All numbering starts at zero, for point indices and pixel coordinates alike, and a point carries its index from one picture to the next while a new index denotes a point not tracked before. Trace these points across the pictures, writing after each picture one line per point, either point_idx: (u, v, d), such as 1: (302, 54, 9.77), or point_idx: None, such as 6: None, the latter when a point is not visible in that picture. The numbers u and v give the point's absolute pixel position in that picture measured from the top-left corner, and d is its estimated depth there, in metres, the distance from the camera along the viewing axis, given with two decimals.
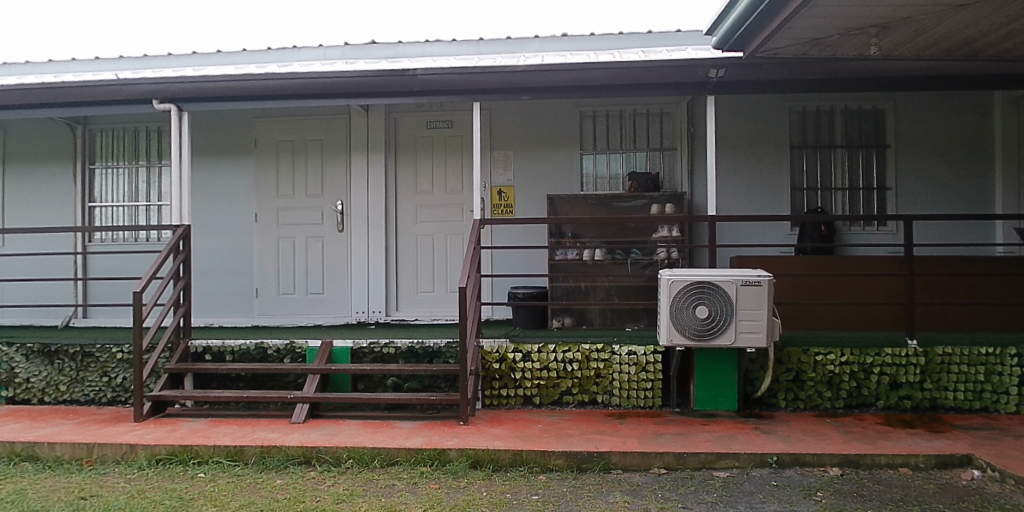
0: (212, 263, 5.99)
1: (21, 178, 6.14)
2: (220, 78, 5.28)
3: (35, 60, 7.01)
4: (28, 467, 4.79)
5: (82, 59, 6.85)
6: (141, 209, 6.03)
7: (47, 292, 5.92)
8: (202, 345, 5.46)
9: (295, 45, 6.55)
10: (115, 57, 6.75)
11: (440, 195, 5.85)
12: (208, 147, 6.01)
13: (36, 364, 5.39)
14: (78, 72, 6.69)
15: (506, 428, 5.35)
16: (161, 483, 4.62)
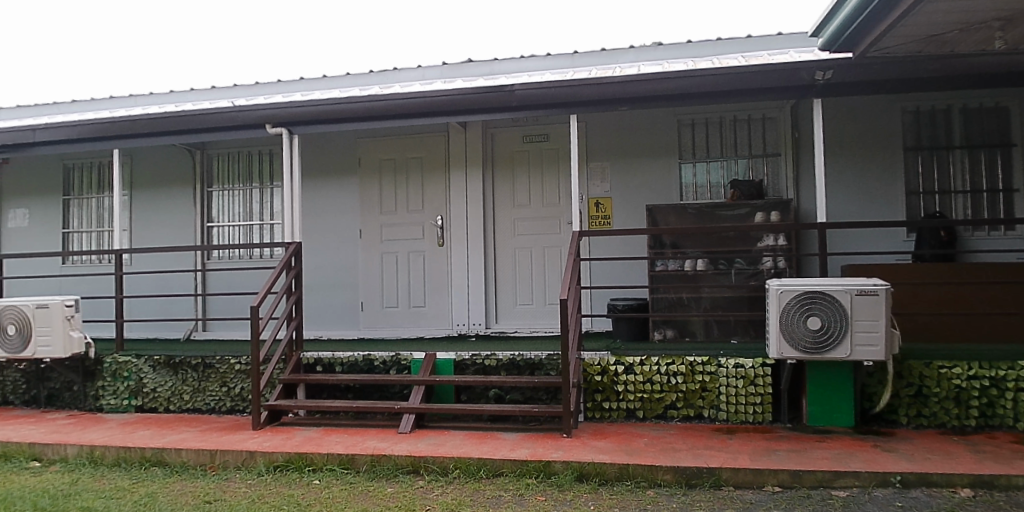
0: (321, 279, 6.23)
1: (147, 201, 6.55)
2: (328, 100, 5.45)
3: (158, 92, 7.56)
4: (158, 472, 5.06)
5: (200, 89, 7.34)
6: (255, 228, 6.33)
7: (171, 307, 6.29)
8: (313, 357, 5.67)
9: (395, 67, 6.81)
10: (229, 86, 7.19)
11: (538, 208, 5.85)
12: (317, 168, 6.28)
13: (162, 374, 5.59)
14: (197, 102, 7.17)
15: (611, 441, 5.27)
16: (279, 489, 4.81)
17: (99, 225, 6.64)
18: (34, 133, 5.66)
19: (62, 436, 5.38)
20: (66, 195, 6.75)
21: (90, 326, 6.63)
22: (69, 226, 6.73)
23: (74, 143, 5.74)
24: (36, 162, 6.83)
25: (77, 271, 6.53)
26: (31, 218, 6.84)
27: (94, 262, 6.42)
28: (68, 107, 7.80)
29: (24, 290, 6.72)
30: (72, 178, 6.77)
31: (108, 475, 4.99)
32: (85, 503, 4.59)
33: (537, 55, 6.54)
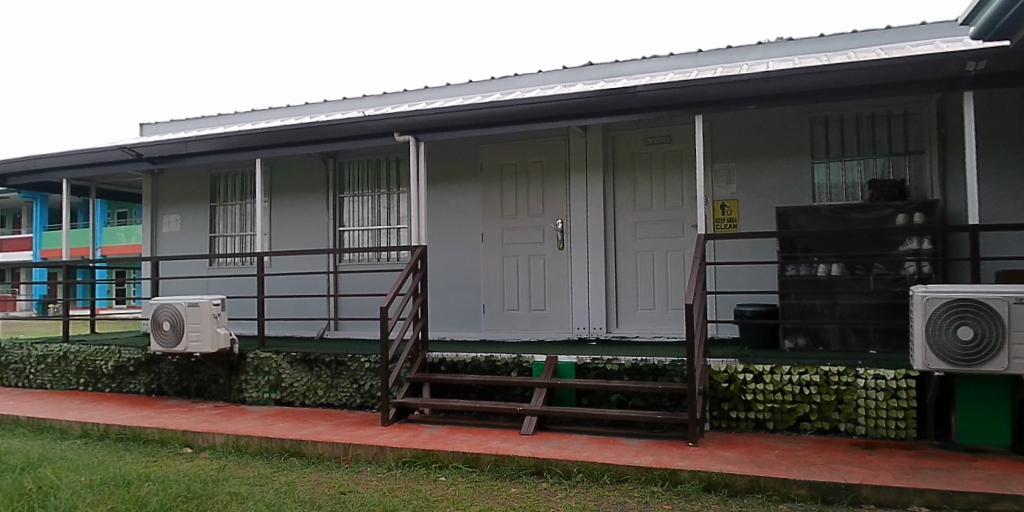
0: (444, 281, 6.42)
1: (284, 207, 6.97)
2: (453, 108, 5.58)
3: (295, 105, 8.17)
4: (296, 462, 5.33)
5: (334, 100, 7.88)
6: (382, 232, 6.58)
7: (306, 307, 6.65)
8: (438, 356, 5.86)
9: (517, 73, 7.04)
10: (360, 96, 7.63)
11: (660, 211, 5.77)
12: (441, 174, 6.49)
13: (299, 370, 5.88)
14: (332, 113, 7.72)
15: (739, 452, 5.11)
16: (407, 484, 4.97)
17: (242, 230, 7.14)
18: (186, 145, 6.06)
19: (211, 425, 5.71)
20: (213, 202, 7.29)
21: (234, 323, 7.13)
22: (215, 230, 7.27)
23: (221, 154, 6.12)
24: (187, 172, 7.42)
25: (223, 272, 7.03)
26: (182, 223, 7.44)
27: (238, 264, 6.89)
28: (214, 120, 8.48)
29: (176, 289, 7.33)
30: (218, 186, 7.31)
31: (252, 462, 5.29)
32: (233, 489, 4.92)
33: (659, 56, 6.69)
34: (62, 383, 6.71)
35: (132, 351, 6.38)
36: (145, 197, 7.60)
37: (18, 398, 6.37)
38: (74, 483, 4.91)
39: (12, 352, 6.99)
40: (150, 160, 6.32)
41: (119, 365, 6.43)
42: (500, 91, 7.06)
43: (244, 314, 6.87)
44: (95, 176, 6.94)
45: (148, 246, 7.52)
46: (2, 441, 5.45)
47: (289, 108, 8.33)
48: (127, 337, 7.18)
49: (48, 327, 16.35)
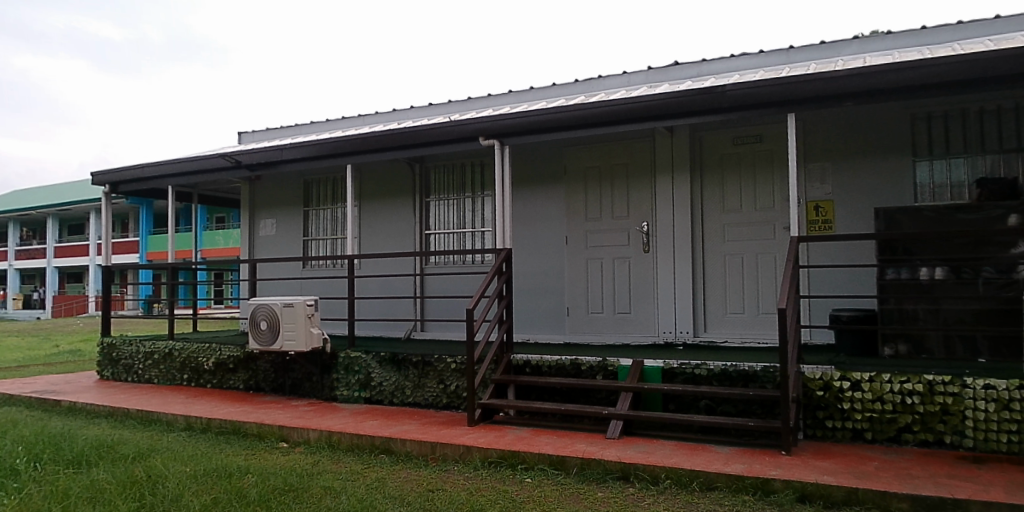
0: (530, 284, 6.54)
1: (372, 211, 7.19)
2: (539, 111, 5.62)
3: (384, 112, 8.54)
4: (386, 459, 5.46)
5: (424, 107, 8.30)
6: (467, 235, 6.67)
7: (393, 308, 6.85)
8: (523, 358, 5.94)
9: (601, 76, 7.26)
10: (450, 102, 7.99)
11: (749, 213, 5.70)
12: (525, 177, 6.61)
13: (387, 370, 6.02)
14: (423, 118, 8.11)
15: (836, 462, 4.93)
16: (494, 484, 5.02)
17: (333, 233, 7.38)
18: (282, 152, 6.35)
19: (304, 421, 5.91)
20: (307, 206, 7.58)
21: (325, 324, 7.39)
22: (308, 234, 7.55)
23: (314, 160, 6.36)
24: (280, 178, 7.76)
25: (314, 274, 7.28)
26: (278, 227, 7.77)
27: (329, 266, 7.13)
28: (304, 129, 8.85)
29: (272, 291, 7.68)
30: (311, 191, 7.59)
31: (343, 458, 5.45)
32: (327, 483, 5.09)
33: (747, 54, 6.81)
34: (168, 378, 7.12)
35: (231, 349, 6.70)
36: (243, 202, 7.95)
37: (129, 392, 6.80)
38: (179, 472, 5.17)
39: (122, 348, 7.46)
40: (248, 167, 6.63)
41: (220, 362, 6.76)
42: (585, 93, 7.34)
43: (336, 314, 7.12)
44: (196, 183, 7.34)
45: (245, 249, 7.90)
46: (116, 431, 5.81)
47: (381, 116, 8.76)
48: (226, 335, 7.55)
49: (155, 327, 17.42)
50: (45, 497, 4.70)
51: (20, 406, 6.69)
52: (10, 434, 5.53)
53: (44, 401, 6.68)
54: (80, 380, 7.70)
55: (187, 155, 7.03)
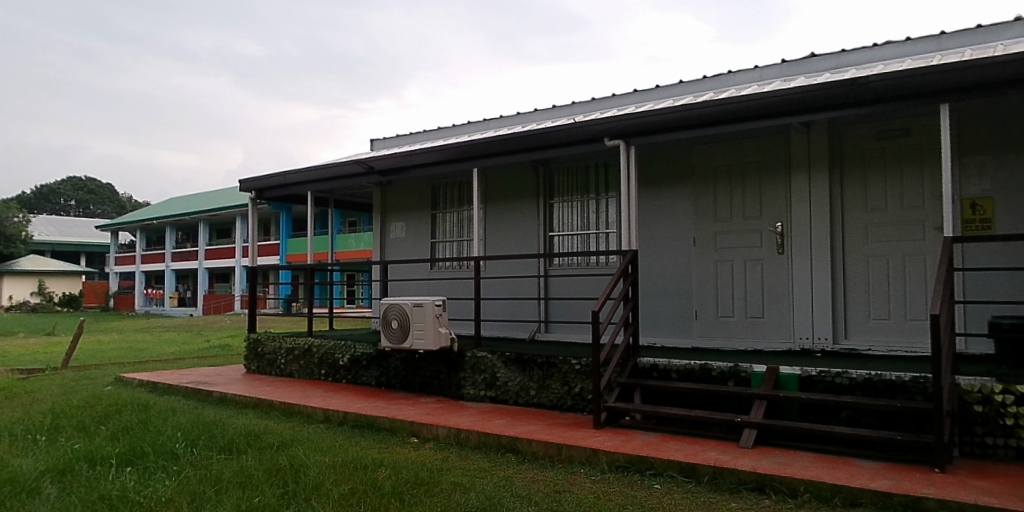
0: (657, 286, 6.68)
1: (497, 214, 7.39)
2: (665, 110, 5.56)
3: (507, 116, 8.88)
4: (513, 458, 5.50)
5: (554, 110, 8.72)
6: (592, 236, 6.66)
7: (518, 309, 7.01)
8: (650, 361, 5.96)
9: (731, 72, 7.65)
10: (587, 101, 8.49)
11: (895, 212, 5.52)
12: (651, 177, 6.76)
13: (512, 370, 6.09)
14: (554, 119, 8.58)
15: (998, 483, 4.48)
16: (622, 489, 4.93)
17: (459, 235, 7.59)
18: (411, 157, 6.60)
19: (434, 417, 6.06)
20: (433, 210, 7.85)
21: (452, 323, 7.61)
22: (436, 237, 7.80)
23: (441, 165, 6.58)
24: (407, 183, 8.09)
25: (442, 275, 7.59)
26: (407, 230, 8.08)
27: (456, 268, 7.36)
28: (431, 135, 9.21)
29: (400, 291, 8.02)
30: (438, 195, 7.85)
31: (471, 455, 5.54)
32: (457, 479, 5.19)
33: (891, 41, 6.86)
34: (306, 373, 7.56)
35: (365, 346, 7.01)
36: (375, 207, 8.35)
37: (272, 385, 7.25)
38: (320, 463, 5.41)
39: (266, 343, 7.99)
40: (381, 172, 6.97)
41: (354, 358, 7.10)
42: (717, 89, 7.63)
43: (461, 314, 7.34)
44: (332, 188, 7.78)
45: (377, 251, 8.30)
46: (261, 421, 6.19)
47: (503, 118, 9.00)
48: (359, 334, 7.93)
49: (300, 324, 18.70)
50: (201, 479, 5.06)
51: (179, 395, 7.30)
52: (171, 420, 6.01)
53: (199, 391, 7.25)
54: (229, 373, 8.32)
55: (323, 163, 7.47)
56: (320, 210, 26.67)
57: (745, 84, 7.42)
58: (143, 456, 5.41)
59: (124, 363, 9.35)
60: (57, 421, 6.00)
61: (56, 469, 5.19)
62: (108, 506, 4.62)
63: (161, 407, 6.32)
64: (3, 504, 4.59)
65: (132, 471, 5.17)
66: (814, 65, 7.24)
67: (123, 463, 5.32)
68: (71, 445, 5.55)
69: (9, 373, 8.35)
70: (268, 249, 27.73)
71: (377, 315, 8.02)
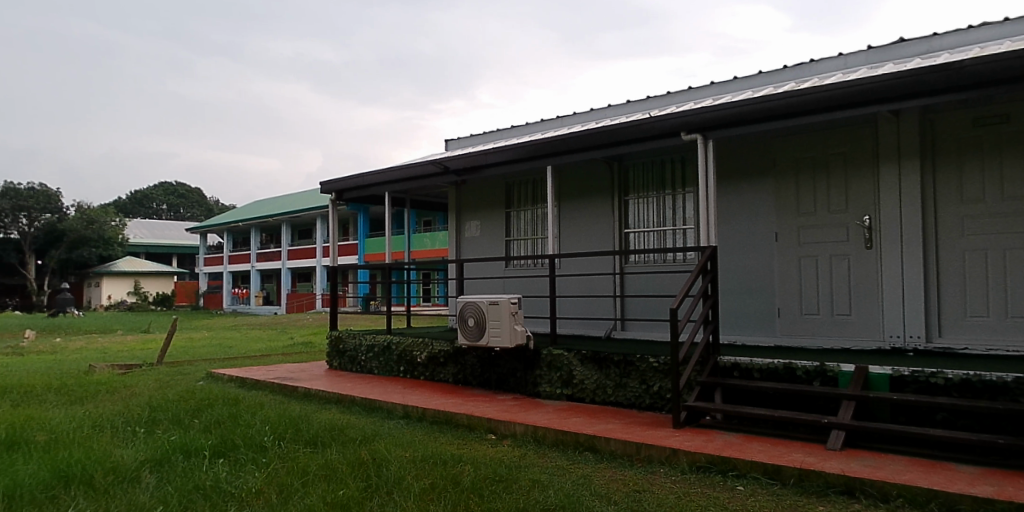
0: (739, 281, 6.69)
1: (571, 212, 7.46)
2: (744, 102, 5.46)
3: (582, 112, 8.96)
4: (591, 456, 5.44)
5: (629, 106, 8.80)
6: (669, 233, 6.68)
7: (595, 307, 7.04)
8: (731, 361, 5.85)
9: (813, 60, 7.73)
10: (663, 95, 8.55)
11: (993, 203, 5.27)
12: (732, 170, 6.79)
13: (589, 369, 6.07)
14: (631, 113, 8.68)
15: None
16: (704, 490, 4.78)
17: (534, 233, 7.67)
18: (486, 156, 6.79)
19: (511, 415, 6.09)
20: (507, 208, 7.96)
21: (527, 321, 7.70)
22: (510, 235, 7.90)
23: (516, 163, 6.77)
24: (482, 182, 8.24)
25: (518, 273, 7.71)
26: (481, 229, 8.24)
27: (532, 266, 7.48)
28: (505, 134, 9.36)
29: (475, 289, 8.16)
30: (512, 193, 7.94)
31: (549, 453, 5.52)
32: (535, 476, 5.18)
33: (987, 23, 6.67)
34: (386, 370, 7.76)
35: (442, 343, 7.15)
36: (451, 206, 8.55)
37: (353, 381, 7.47)
38: (400, 458, 5.50)
39: (347, 341, 8.24)
40: (456, 172, 7.22)
41: (432, 356, 7.25)
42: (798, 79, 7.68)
43: (538, 312, 7.43)
44: (408, 188, 8.03)
45: (453, 249, 8.49)
46: (344, 416, 6.37)
47: (576, 114, 9.11)
48: (435, 332, 8.09)
49: (376, 321, 19.21)
50: (289, 471, 5.23)
51: (265, 390, 7.59)
52: (259, 414, 6.25)
53: (285, 386, 7.51)
54: (312, 369, 8.62)
55: (400, 164, 7.72)
56: (400, 209, 27.12)
57: (828, 74, 7.27)
58: (234, 448, 5.64)
59: (215, 359, 9.82)
60: (155, 414, 6.33)
61: (155, 459, 5.46)
62: (202, 496, 4.83)
63: (249, 402, 6.58)
64: (108, 492, 4.86)
65: (224, 462, 5.39)
66: (902, 51, 7.08)
67: (215, 455, 5.55)
68: (168, 437, 5.84)
69: (112, 367, 8.90)
70: (346, 248, 28.62)
71: (453, 313, 8.16)
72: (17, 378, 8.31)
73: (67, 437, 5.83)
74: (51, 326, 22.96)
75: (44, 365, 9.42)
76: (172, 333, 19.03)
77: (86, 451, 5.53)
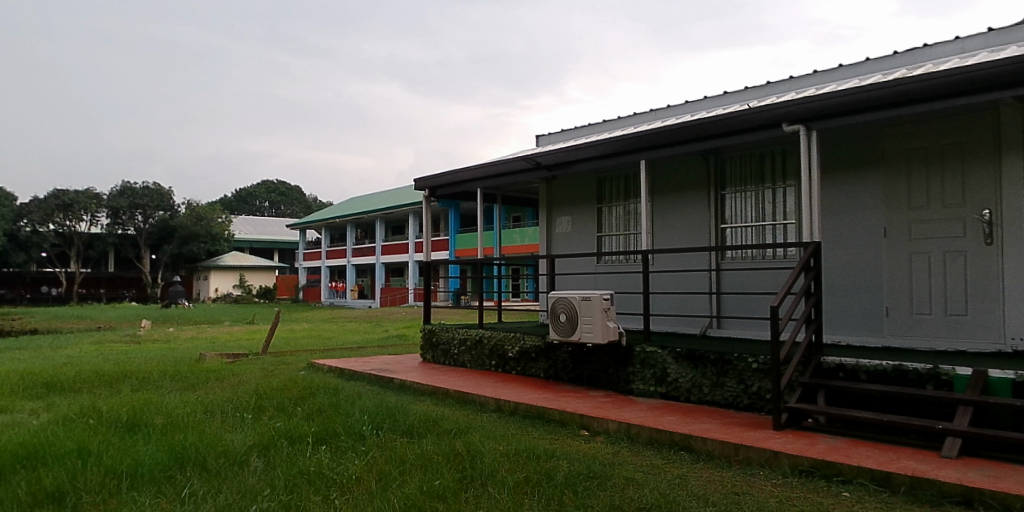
0: (842, 279, 6.48)
1: (665, 207, 7.53)
2: (850, 91, 5.23)
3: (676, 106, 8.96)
4: (687, 456, 5.33)
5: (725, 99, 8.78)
6: (768, 228, 6.64)
7: (688, 303, 7.08)
8: (836, 361, 5.65)
9: (924, 46, 7.49)
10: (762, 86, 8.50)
11: None
12: (837, 163, 6.57)
13: (683, 367, 5.99)
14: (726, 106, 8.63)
15: None
16: (807, 494, 4.52)
17: (626, 228, 7.74)
18: (578, 152, 7.05)
19: (603, 411, 6.07)
20: (599, 203, 8.06)
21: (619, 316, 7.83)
22: (602, 230, 8.02)
23: (608, 158, 6.91)
24: (573, 177, 8.38)
25: (609, 269, 7.84)
26: (572, 224, 8.38)
27: (624, 263, 7.56)
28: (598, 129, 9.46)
29: (566, 284, 8.30)
30: (604, 189, 8.04)
31: (644, 451, 5.46)
32: (629, 474, 5.10)
33: None
34: (478, 363, 7.94)
35: (534, 339, 7.25)
36: (542, 202, 8.73)
37: (446, 374, 7.66)
38: (494, 450, 5.55)
39: (441, 335, 8.49)
40: (547, 167, 7.43)
41: (523, 351, 7.37)
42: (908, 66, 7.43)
43: (631, 307, 7.53)
44: (500, 185, 8.30)
45: (544, 245, 8.66)
46: (438, 409, 6.53)
47: (670, 108, 9.11)
48: (526, 328, 8.20)
49: (464, 316, 19.56)
50: (387, 460, 5.38)
51: (362, 381, 7.89)
52: (357, 404, 6.48)
53: (380, 378, 7.77)
54: (406, 362, 8.90)
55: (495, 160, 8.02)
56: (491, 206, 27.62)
57: (943, 59, 6.96)
58: (335, 436, 5.86)
59: (315, 351, 10.27)
60: (261, 401, 6.67)
61: (262, 444, 5.74)
62: (306, 480, 5.03)
63: (348, 392, 6.84)
64: (220, 473, 5.15)
65: (326, 449, 5.60)
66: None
67: (318, 442, 5.79)
68: (274, 423, 6.13)
69: (222, 355, 9.46)
70: (438, 242, 29.40)
71: (543, 309, 8.25)
72: (139, 364, 8.97)
73: (182, 420, 6.21)
74: (162, 315, 24.69)
75: (162, 352, 10.15)
76: (273, 325, 20.11)
77: (200, 434, 5.87)
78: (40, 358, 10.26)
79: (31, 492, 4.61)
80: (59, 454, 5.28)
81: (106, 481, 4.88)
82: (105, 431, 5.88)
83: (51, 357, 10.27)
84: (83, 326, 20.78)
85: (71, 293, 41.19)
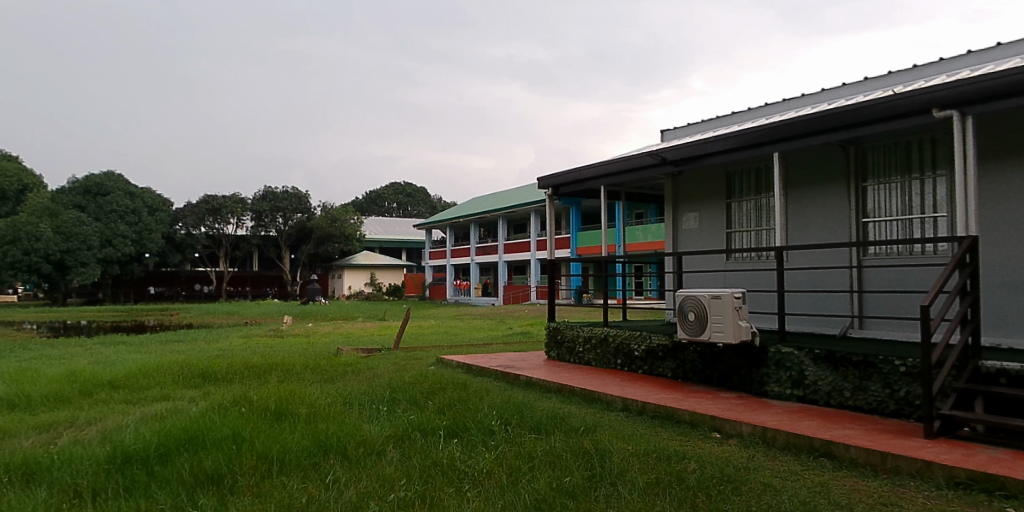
0: (1005, 276, 5.96)
1: (800, 201, 7.26)
2: (1013, 70, 4.70)
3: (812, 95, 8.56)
4: (828, 463, 5.05)
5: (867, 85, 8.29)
6: (916, 222, 6.23)
7: (827, 302, 6.83)
8: (997, 366, 5.14)
9: None
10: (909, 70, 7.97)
11: None
12: (997, 149, 6.03)
13: (822, 369, 5.74)
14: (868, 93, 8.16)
15: None
16: (964, 509, 4.10)
17: (757, 224, 7.52)
18: (705, 145, 6.94)
19: (736, 414, 5.92)
20: (727, 199, 7.88)
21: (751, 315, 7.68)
22: (731, 226, 7.82)
23: (735, 151, 6.73)
24: (700, 173, 8.24)
25: (739, 267, 7.69)
26: (699, 221, 8.23)
27: (755, 260, 7.37)
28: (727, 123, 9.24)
29: (694, 282, 8.21)
30: (733, 184, 7.85)
31: (780, 457, 5.25)
32: (765, 479, 4.89)
33: None
34: (604, 362, 8.00)
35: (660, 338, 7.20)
36: (668, 198, 8.63)
37: (572, 372, 7.76)
38: (622, 450, 5.54)
39: (566, 333, 8.64)
40: (672, 162, 7.34)
41: (650, 350, 7.35)
42: None
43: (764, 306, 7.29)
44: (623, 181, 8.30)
45: (671, 242, 8.59)
46: (563, 407, 6.60)
47: (806, 98, 8.72)
48: (652, 326, 8.14)
49: (582, 314, 19.49)
50: (516, 455, 5.49)
51: (490, 377, 8.15)
52: (486, 400, 6.68)
53: (506, 375, 7.98)
54: (531, 359, 9.08)
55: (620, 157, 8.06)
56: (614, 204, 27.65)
57: None
58: (466, 430, 6.05)
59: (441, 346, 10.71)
60: (395, 395, 7.04)
61: (398, 435, 6.03)
62: (439, 472, 5.22)
63: (476, 388, 7.08)
64: (360, 462, 5.45)
65: (458, 442, 5.80)
66: None
67: (450, 435, 6.01)
68: (408, 416, 6.45)
69: (356, 350, 10.08)
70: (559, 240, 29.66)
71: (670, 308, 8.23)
72: (284, 357, 9.73)
73: (324, 411, 6.64)
74: (303, 312, 26.82)
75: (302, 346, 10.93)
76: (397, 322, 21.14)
77: (340, 424, 6.25)
78: (199, 349, 11.37)
79: (194, 473, 5.08)
80: (217, 439, 5.78)
81: (259, 465, 5.29)
82: (257, 419, 6.39)
83: (208, 349, 11.38)
84: (230, 320, 22.83)
85: (220, 292, 45.30)
